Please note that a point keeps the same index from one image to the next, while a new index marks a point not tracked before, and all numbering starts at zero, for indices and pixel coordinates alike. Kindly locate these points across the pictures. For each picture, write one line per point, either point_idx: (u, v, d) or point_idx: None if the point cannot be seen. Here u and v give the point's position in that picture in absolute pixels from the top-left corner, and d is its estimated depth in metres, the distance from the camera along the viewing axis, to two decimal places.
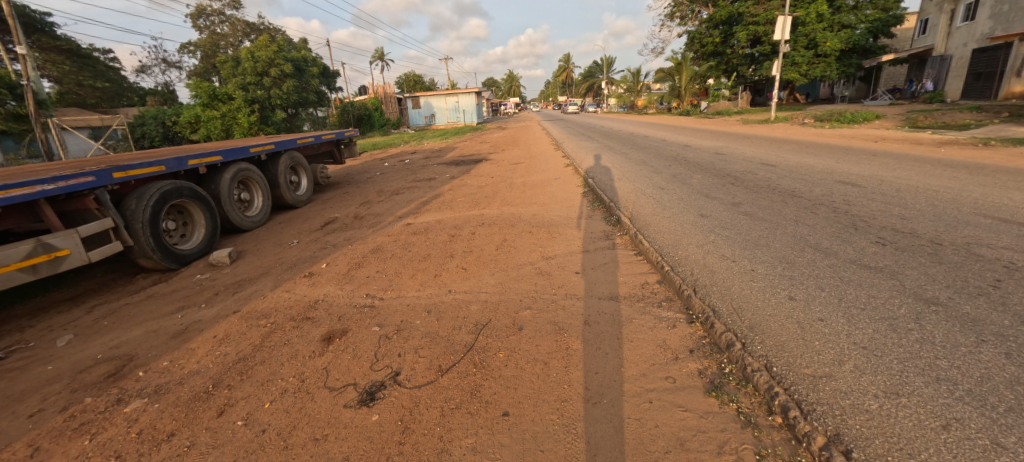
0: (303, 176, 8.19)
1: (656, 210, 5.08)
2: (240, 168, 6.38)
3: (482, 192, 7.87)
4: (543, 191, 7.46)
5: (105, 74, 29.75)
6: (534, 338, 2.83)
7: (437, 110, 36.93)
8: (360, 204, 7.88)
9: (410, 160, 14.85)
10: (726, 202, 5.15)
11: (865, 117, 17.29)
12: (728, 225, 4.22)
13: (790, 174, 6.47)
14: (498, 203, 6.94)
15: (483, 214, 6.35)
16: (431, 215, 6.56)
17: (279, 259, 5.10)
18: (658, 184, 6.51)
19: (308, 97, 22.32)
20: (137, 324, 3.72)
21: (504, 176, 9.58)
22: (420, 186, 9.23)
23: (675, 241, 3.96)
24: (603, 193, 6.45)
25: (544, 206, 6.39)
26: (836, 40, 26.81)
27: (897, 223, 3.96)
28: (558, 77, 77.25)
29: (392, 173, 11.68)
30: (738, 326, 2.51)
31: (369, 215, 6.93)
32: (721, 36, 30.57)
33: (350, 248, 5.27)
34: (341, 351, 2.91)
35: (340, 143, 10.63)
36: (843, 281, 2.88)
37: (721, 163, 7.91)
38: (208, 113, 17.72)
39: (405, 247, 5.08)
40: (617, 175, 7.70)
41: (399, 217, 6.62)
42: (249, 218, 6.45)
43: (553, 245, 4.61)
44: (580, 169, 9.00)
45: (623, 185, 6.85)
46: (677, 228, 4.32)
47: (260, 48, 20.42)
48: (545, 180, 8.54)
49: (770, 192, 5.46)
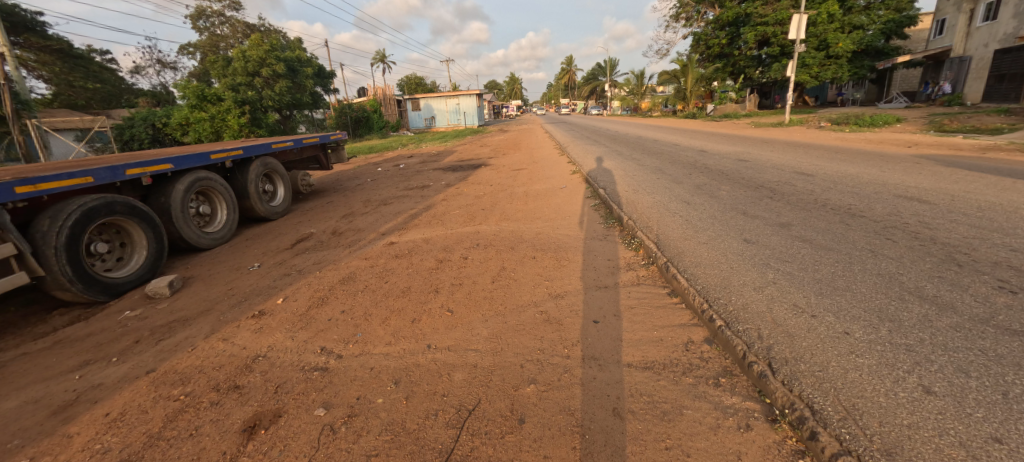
0: (280, 183, 7.32)
1: (687, 231, 4.19)
2: (199, 178, 5.52)
3: (479, 204, 6.99)
4: (547, 203, 6.59)
5: (99, 75, 29.03)
6: (539, 441, 1.93)
7: (437, 113, 36.11)
8: (342, 216, 6.99)
9: (406, 164, 14.01)
10: (771, 221, 4.25)
11: (887, 119, 16.33)
12: (786, 257, 3.32)
13: (835, 186, 5.56)
14: (496, 218, 6.06)
15: (479, 231, 5.48)
16: (419, 231, 5.69)
17: (229, 290, 4.21)
18: (680, 196, 5.62)
19: (302, 99, 21.52)
20: (18, 390, 2.86)
21: (505, 184, 8.69)
22: (411, 195, 8.35)
23: (721, 278, 3.06)
24: (618, 206, 5.58)
25: (549, 223, 5.51)
26: (849, 41, 25.94)
27: (1010, 257, 3.05)
28: (560, 79, 76.30)
29: (384, 180, 10.82)
30: (861, 446, 1.61)
31: (348, 231, 6.05)
32: (729, 37, 29.65)
33: (318, 275, 4.39)
34: (263, 455, 2.02)
35: (326, 147, 9.76)
36: (995, 360, 1.97)
37: (749, 171, 7.00)
38: (196, 115, 16.90)
39: (383, 275, 4.20)
40: (631, 184, 6.82)
41: (381, 234, 5.73)
42: (208, 235, 5.58)
43: (562, 277, 3.72)
44: (589, 177, 8.12)
45: (640, 197, 5.96)
46: (720, 258, 3.42)
47: (251, 48, 19.61)
48: (550, 189, 7.67)
49: (820, 209, 4.56)
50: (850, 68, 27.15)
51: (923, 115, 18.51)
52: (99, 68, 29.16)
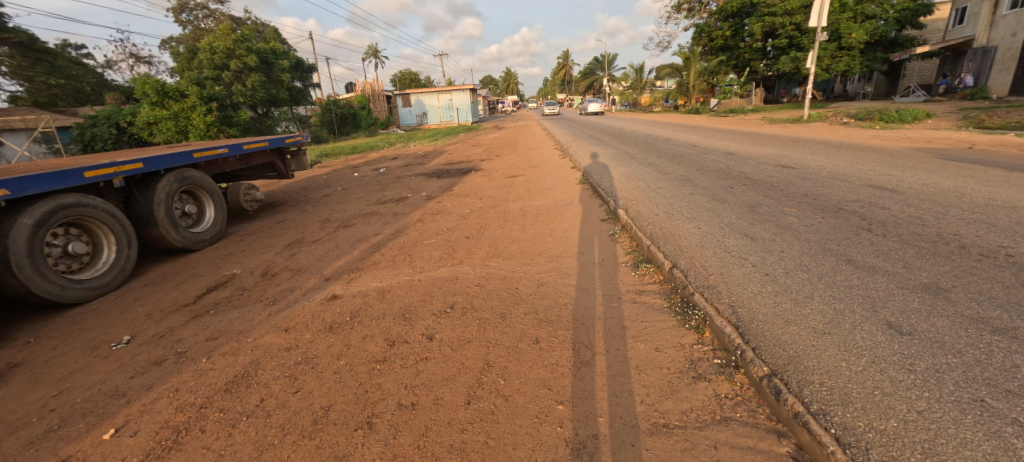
0: (207, 201, 5.74)
1: (778, 296, 2.65)
2: (64, 205, 3.94)
3: (462, 228, 5.44)
4: (550, 228, 5.08)
5: (65, 70, 27.09)
6: None
7: (429, 108, 34.22)
8: (285, 245, 5.41)
9: (387, 168, 12.44)
10: (905, 280, 2.74)
11: (916, 114, 14.81)
12: (1011, 384, 1.79)
13: (946, 210, 4.06)
14: (482, 252, 4.50)
15: (460, 275, 3.96)
16: (378, 273, 4.17)
17: (52, 398, 2.67)
18: (732, 222, 4.11)
19: (278, 94, 19.82)
20: None
21: (498, 196, 7.16)
22: (381, 212, 6.78)
23: (921, 450, 1.52)
24: (650, 236, 4.07)
25: (555, 264, 3.98)
26: (863, 32, 24.38)
27: None
28: (557, 73, 74.35)
29: (357, 189, 9.24)
30: None
31: (285, 271, 4.51)
32: (733, 29, 27.95)
33: (204, 365, 2.84)
34: None
35: (285, 152, 8.16)
36: None
37: (806, 183, 5.50)
38: (156, 113, 15.23)
39: (298, 370, 2.65)
40: (655, 200, 5.31)
41: (324, 279, 4.17)
42: (79, 282, 4.00)
43: (582, 397, 2.18)
44: (600, 187, 6.61)
45: (674, 219, 4.41)
46: (881, 379, 1.87)
47: (219, 38, 17.84)
48: (553, 205, 6.16)
49: (965, 255, 3.05)
50: (862, 60, 25.51)
51: (952, 109, 17.01)
52: (65, 62, 27.29)
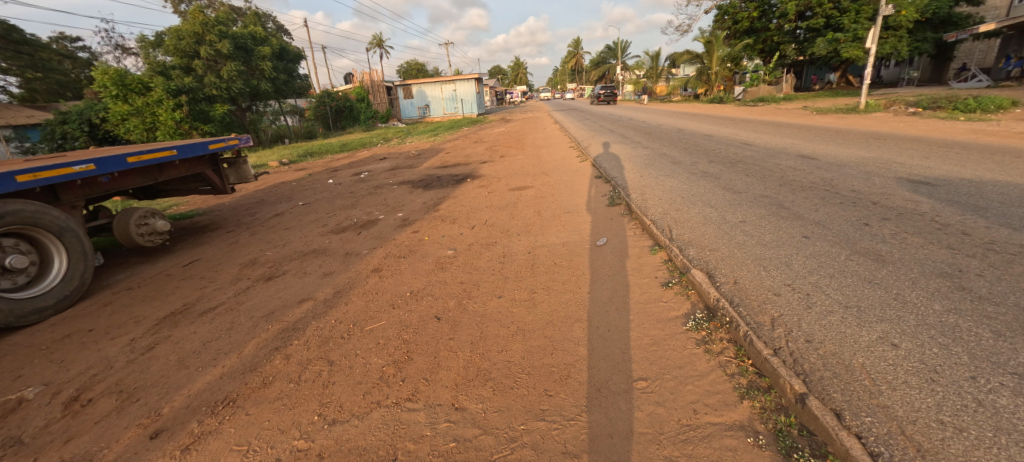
0: (53, 247, 3.81)
1: None
2: None
3: (432, 291, 3.40)
4: (578, 301, 3.01)
5: (46, 63, 25.37)
6: None
7: (431, 100, 32.00)
8: (158, 319, 3.44)
9: (371, 171, 10.50)
10: None
11: (1001, 102, 12.26)
12: None
13: None
14: (455, 367, 2.44)
15: (395, 446, 1.93)
16: (248, 425, 2.15)
17: None
18: (962, 335, 2.00)
19: (259, 85, 17.86)
20: None
21: (497, 223, 5.09)
22: (330, 249, 4.78)
23: None
24: (795, 359, 1.97)
25: (598, 423, 1.92)
26: (914, 8, 21.21)
27: None
28: (567, 62, 71.24)
29: (321, 204, 7.25)
30: None
31: (106, 397, 2.53)
32: (760, 9, 24.93)
33: None
34: None
35: (215, 160, 6.16)
36: None
37: (1000, 220, 3.32)
38: (116, 109, 13.45)
39: None
40: (750, 249, 3.18)
41: (149, 436, 2.16)
42: None
43: None
44: (645, 213, 4.48)
45: (818, 312, 2.27)
46: None
47: (187, 22, 15.79)
48: (577, 244, 4.10)
49: None
50: (910, 41, 22.58)
51: None
52: (48, 54, 25.57)
